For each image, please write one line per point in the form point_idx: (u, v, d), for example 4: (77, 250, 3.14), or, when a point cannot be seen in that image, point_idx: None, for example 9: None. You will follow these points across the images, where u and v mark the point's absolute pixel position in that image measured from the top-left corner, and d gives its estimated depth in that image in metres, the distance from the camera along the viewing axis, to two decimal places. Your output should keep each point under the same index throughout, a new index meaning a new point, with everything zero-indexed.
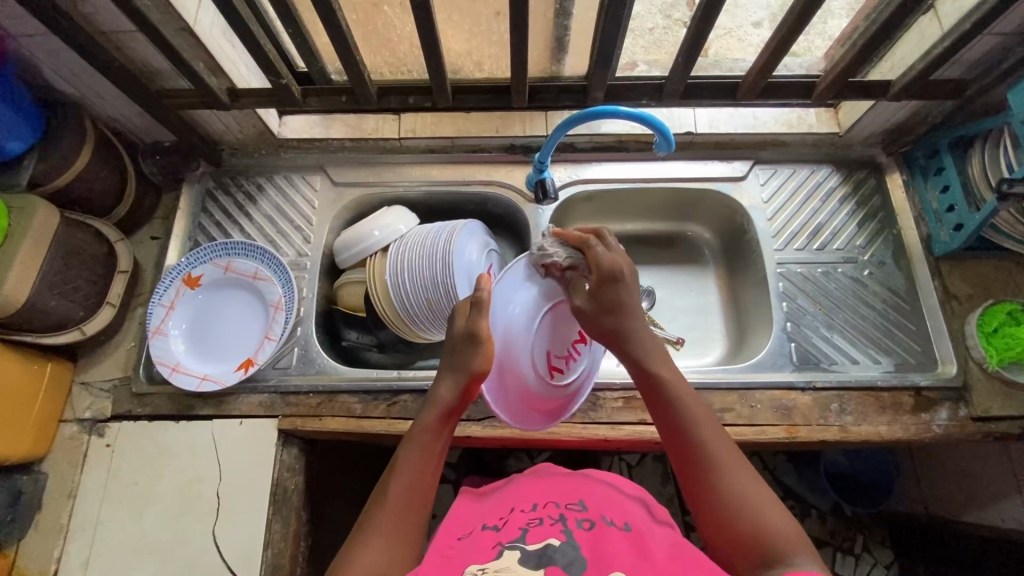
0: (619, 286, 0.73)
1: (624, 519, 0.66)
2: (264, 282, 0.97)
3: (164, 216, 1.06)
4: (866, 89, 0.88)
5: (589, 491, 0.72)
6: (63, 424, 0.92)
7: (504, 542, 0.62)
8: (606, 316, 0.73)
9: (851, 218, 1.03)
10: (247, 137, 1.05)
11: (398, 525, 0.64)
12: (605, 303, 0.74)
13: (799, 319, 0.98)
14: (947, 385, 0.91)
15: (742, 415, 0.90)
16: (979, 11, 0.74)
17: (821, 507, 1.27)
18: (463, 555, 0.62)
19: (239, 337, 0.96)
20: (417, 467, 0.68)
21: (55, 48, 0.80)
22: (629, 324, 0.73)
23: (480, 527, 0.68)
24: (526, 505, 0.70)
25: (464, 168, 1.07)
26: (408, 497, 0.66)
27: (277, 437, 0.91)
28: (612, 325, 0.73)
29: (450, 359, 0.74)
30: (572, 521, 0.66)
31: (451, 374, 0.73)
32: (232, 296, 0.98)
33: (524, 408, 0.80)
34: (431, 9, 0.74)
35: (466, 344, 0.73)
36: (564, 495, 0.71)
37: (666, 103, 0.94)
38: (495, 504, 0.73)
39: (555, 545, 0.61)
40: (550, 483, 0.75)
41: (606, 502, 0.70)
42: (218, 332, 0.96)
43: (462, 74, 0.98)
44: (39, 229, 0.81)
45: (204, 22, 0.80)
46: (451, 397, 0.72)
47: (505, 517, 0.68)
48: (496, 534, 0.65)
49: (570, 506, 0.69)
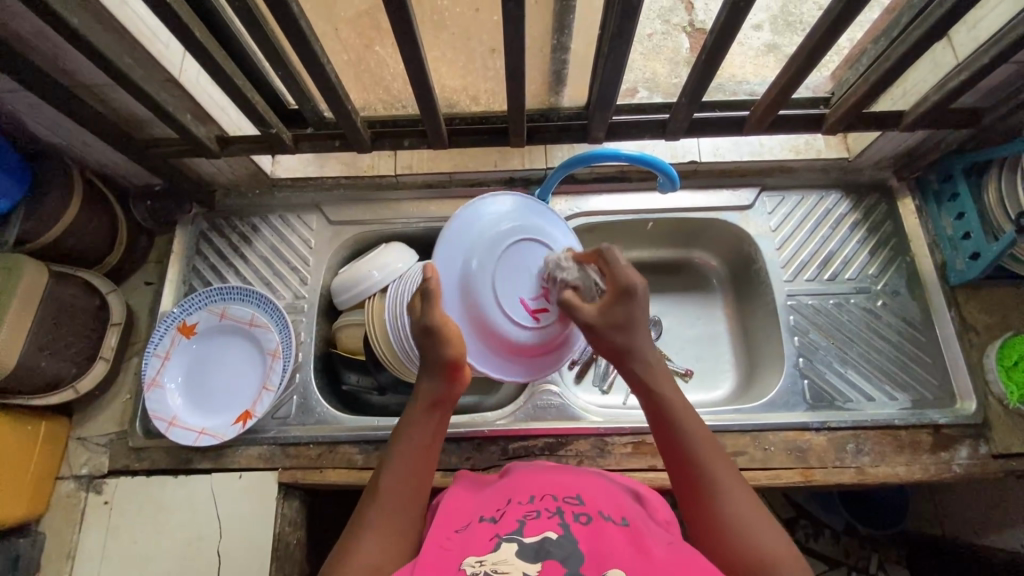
0: (632, 304, 0.68)
1: (622, 514, 0.61)
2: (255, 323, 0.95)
3: (158, 260, 1.04)
4: (878, 120, 0.85)
5: (588, 486, 0.66)
6: (60, 481, 0.91)
7: (503, 532, 0.57)
8: (616, 332, 0.68)
9: (862, 246, 1.00)
10: (239, 178, 1.02)
11: (393, 516, 0.61)
12: (616, 319, 0.68)
13: (811, 354, 0.95)
14: (967, 422, 0.88)
15: (755, 458, 0.87)
16: (1000, 45, 0.70)
17: (834, 526, 1.21)
18: (463, 546, 0.57)
19: (245, 383, 0.93)
20: (409, 457, 0.65)
21: (36, 103, 0.76)
22: (637, 344, 0.68)
23: (478, 518, 0.62)
24: (523, 495, 0.64)
25: (462, 203, 1.04)
26: (402, 485, 0.63)
27: (277, 491, 0.89)
28: (621, 342, 0.68)
29: (426, 359, 0.69)
30: (570, 514, 0.60)
31: (428, 369, 0.69)
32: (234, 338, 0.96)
33: (506, 358, 0.76)
34: (423, 60, 0.71)
35: (426, 341, 0.69)
36: (561, 487, 0.65)
37: (670, 139, 0.90)
38: (491, 494, 0.67)
39: (553, 539, 0.55)
40: (542, 474, 0.69)
41: (606, 496, 0.65)
42: (223, 381, 0.94)
43: (457, 108, 0.92)
44: (27, 288, 0.79)
45: (189, 72, 0.77)
46: (436, 387, 0.68)
47: (504, 507, 0.62)
48: (495, 525, 0.59)
49: (568, 498, 0.63)
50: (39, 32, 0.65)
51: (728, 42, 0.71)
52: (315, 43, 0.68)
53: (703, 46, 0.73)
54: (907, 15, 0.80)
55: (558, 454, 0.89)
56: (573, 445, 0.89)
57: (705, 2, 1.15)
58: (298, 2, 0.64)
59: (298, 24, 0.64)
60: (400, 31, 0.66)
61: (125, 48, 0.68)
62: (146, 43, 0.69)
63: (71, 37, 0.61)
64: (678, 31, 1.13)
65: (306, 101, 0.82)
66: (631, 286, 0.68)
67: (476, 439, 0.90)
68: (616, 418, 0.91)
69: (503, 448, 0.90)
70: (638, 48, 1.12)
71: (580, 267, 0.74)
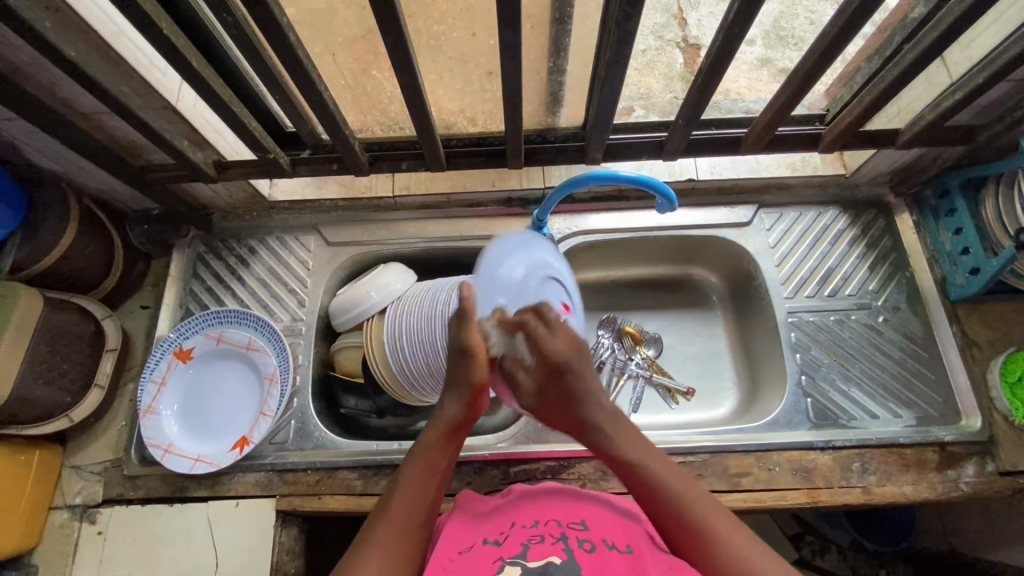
0: (568, 378, 0.66)
1: (625, 540, 0.61)
2: (258, 353, 0.93)
3: (154, 284, 1.04)
4: (873, 137, 0.86)
5: (592, 509, 0.65)
6: (53, 511, 0.89)
7: (506, 556, 0.57)
8: (562, 408, 0.67)
9: (861, 261, 1.00)
10: (237, 200, 1.02)
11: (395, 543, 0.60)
12: (562, 384, 0.67)
13: (814, 372, 0.94)
14: (973, 440, 0.88)
15: (760, 479, 0.86)
16: (992, 66, 0.70)
17: (840, 542, 1.19)
18: (466, 568, 0.57)
19: (250, 419, 0.91)
20: (417, 485, 0.64)
21: (30, 132, 0.76)
22: (590, 417, 0.66)
23: (480, 540, 0.62)
24: (528, 519, 0.64)
25: (460, 223, 1.04)
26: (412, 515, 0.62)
27: (275, 518, 0.87)
28: (580, 408, 0.66)
29: (451, 379, 0.70)
30: (574, 539, 0.59)
31: (452, 391, 0.69)
32: (247, 373, 0.94)
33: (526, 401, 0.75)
34: (420, 86, 0.71)
35: (462, 359, 0.69)
36: (565, 512, 0.64)
37: (667, 159, 0.90)
38: (498, 511, 0.67)
39: (557, 565, 0.55)
40: (547, 497, 0.68)
41: (612, 517, 0.64)
42: (232, 416, 0.92)
43: (455, 130, 0.93)
44: (22, 316, 0.79)
45: (187, 98, 0.77)
46: (456, 411, 0.68)
47: (508, 529, 0.62)
48: (498, 548, 0.59)
49: (572, 523, 0.62)
50: (35, 61, 0.65)
51: (723, 65, 0.71)
52: (311, 71, 0.68)
53: (698, 70, 0.73)
54: (900, 33, 0.81)
55: (559, 477, 0.88)
56: (575, 468, 0.88)
57: (698, 17, 1.16)
58: (295, 31, 0.64)
59: (295, 52, 0.65)
60: (396, 60, 0.66)
61: (122, 77, 0.69)
62: (143, 71, 0.69)
63: (68, 67, 0.61)
64: (672, 47, 1.14)
65: (304, 126, 0.83)
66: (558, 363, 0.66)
67: (476, 463, 0.89)
68: None
69: (503, 472, 0.89)
70: (634, 63, 1.13)
71: (503, 334, 0.70)
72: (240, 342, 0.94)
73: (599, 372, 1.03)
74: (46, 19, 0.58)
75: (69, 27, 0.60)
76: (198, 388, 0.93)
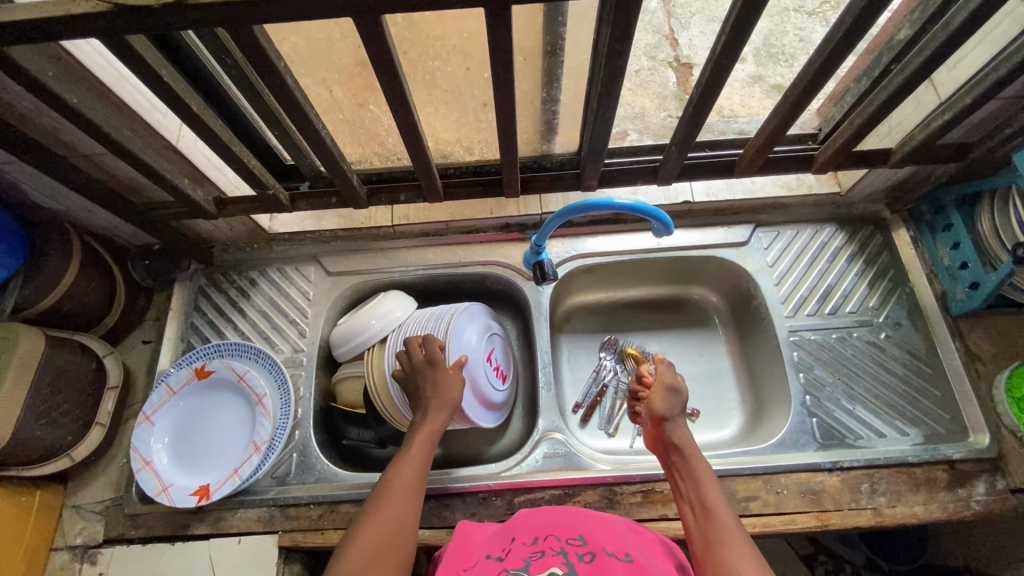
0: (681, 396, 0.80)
1: (625, 550, 0.62)
2: (240, 384, 0.93)
3: (156, 317, 1.04)
4: (865, 158, 0.86)
5: (588, 522, 0.65)
6: (53, 553, 0.88)
7: None
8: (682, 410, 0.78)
9: (861, 277, 1.00)
10: (237, 234, 1.03)
11: (381, 546, 0.67)
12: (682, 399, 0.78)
13: (818, 391, 0.94)
14: (982, 457, 0.87)
15: (768, 502, 0.85)
16: (980, 87, 0.71)
17: (854, 561, 1.13)
18: None
19: (222, 444, 0.91)
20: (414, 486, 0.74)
21: (34, 175, 0.77)
22: (676, 414, 0.76)
23: (483, 558, 0.62)
24: (528, 535, 0.64)
25: (458, 250, 1.05)
26: (390, 511, 0.70)
27: (278, 554, 0.86)
28: (669, 412, 0.76)
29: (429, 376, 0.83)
30: (573, 554, 0.60)
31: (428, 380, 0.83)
32: (201, 393, 0.94)
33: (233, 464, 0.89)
34: (417, 124, 0.72)
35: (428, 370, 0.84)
36: (563, 526, 0.65)
37: (664, 183, 0.91)
38: (500, 530, 0.67)
39: None
40: (547, 513, 0.68)
41: (607, 530, 0.65)
42: (195, 436, 0.92)
43: (451, 158, 0.96)
44: (23, 357, 0.79)
45: (186, 138, 0.79)
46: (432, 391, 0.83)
47: (509, 547, 0.63)
48: (500, 564, 0.60)
49: (572, 537, 0.63)
50: (37, 108, 0.66)
51: (712, 96, 0.71)
52: (310, 113, 0.69)
53: (687, 102, 0.74)
54: (887, 54, 0.82)
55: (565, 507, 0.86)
56: (580, 496, 0.87)
57: (689, 37, 1.18)
58: (293, 77, 0.64)
59: (295, 96, 0.65)
60: (392, 100, 0.66)
61: (122, 121, 0.70)
62: (144, 114, 0.70)
63: (71, 116, 0.62)
64: (664, 67, 1.17)
65: (303, 164, 0.84)
66: (677, 384, 0.78)
67: (481, 493, 0.88)
68: (625, 465, 0.89)
69: (508, 502, 0.88)
70: (627, 84, 1.15)
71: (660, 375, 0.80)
72: (219, 379, 0.94)
73: (603, 394, 1.03)
74: (49, 68, 0.59)
75: (70, 76, 0.62)
76: (145, 421, 0.90)
